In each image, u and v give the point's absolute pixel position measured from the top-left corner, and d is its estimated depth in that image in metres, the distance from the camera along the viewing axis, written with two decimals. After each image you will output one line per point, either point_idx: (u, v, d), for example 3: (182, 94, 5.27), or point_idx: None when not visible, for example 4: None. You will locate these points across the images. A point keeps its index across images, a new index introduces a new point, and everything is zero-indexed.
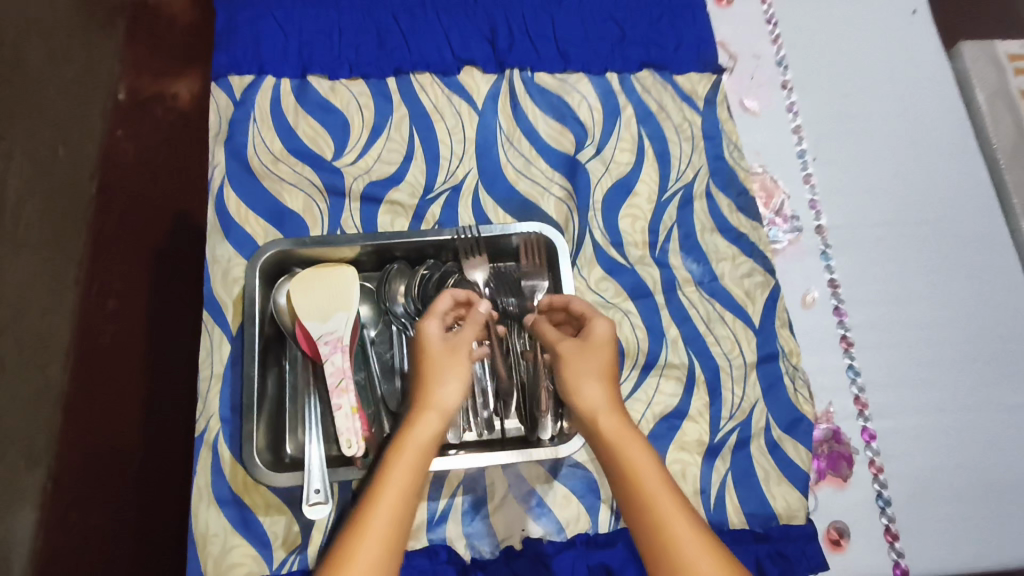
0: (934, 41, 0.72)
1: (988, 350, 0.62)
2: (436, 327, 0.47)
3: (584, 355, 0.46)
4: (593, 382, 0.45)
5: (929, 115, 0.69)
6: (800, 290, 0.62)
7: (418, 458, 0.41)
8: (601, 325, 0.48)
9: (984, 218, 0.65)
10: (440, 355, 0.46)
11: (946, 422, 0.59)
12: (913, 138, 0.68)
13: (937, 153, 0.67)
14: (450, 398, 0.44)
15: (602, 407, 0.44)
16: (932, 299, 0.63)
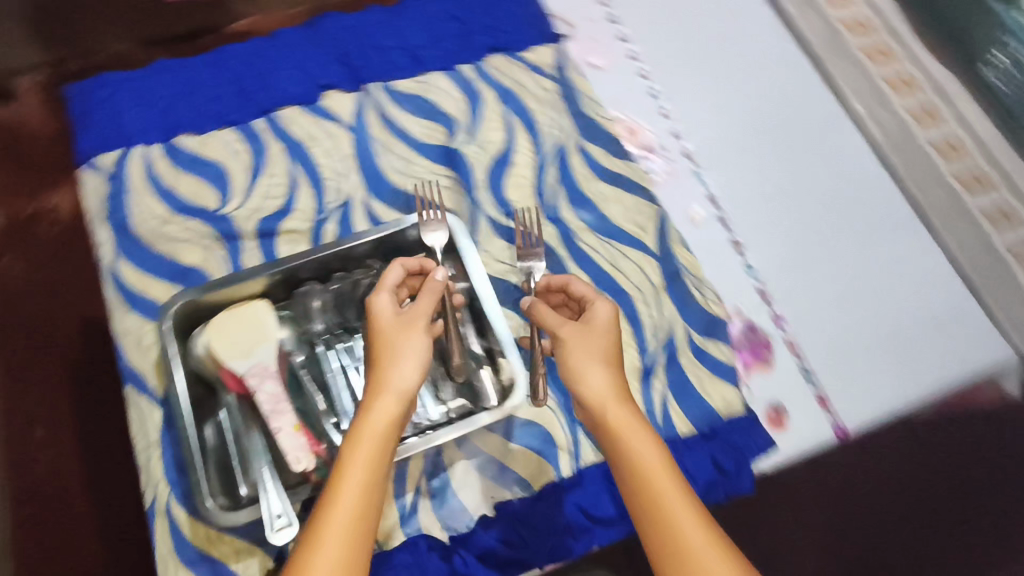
0: None
1: (858, 215, 0.68)
2: (387, 302, 0.47)
3: (590, 338, 0.46)
4: (601, 366, 0.44)
5: (750, 32, 0.76)
6: (685, 211, 0.67)
7: (375, 443, 0.41)
8: (603, 305, 0.48)
9: (822, 106, 0.73)
10: (393, 331, 0.46)
11: (838, 289, 0.65)
12: (743, 55, 0.75)
13: (766, 63, 0.75)
14: (406, 379, 0.44)
15: (609, 392, 0.43)
16: (800, 186, 0.69)
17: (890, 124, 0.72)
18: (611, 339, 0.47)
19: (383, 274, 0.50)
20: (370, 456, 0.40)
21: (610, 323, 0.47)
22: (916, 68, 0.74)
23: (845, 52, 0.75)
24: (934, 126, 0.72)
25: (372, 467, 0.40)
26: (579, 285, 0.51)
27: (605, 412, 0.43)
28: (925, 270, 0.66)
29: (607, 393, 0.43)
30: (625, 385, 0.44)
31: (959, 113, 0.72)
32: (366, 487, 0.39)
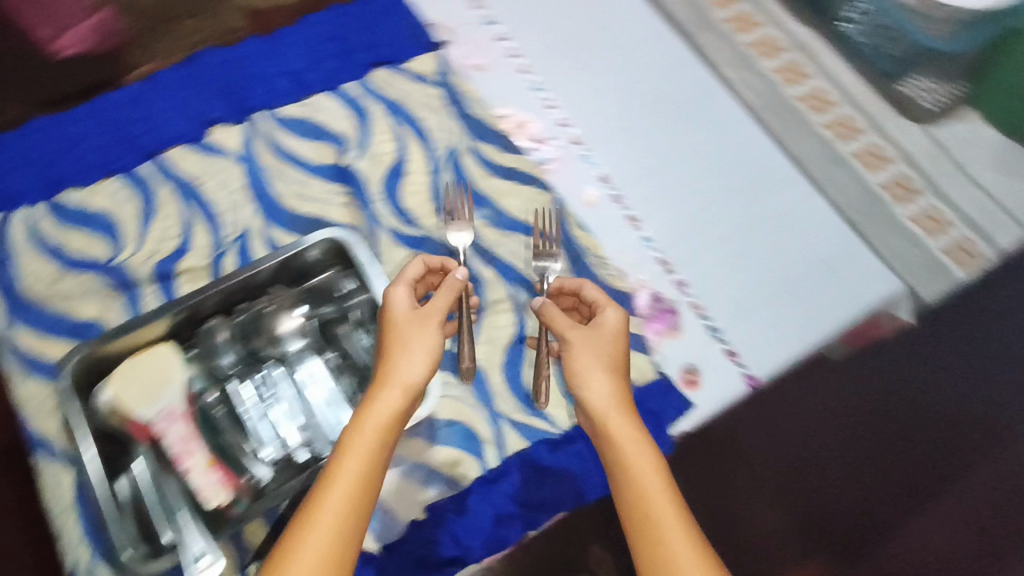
0: None
1: (742, 177, 0.72)
2: (406, 300, 0.54)
3: (596, 344, 0.54)
4: (604, 371, 0.52)
5: (621, 19, 0.80)
6: (580, 193, 0.69)
7: (380, 429, 0.47)
8: (610, 315, 0.55)
9: (695, 80, 0.77)
10: (406, 327, 0.52)
11: (732, 247, 0.68)
12: (617, 42, 0.79)
13: (640, 46, 0.79)
14: (413, 374, 0.50)
15: (607, 394, 0.51)
16: (685, 156, 0.73)
17: (761, 87, 0.77)
18: (615, 347, 0.54)
19: (403, 266, 0.56)
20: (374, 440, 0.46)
21: (614, 332, 0.55)
22: (781, 32, 0.79)
23: (711, 26, 0.80)
24: (801, 84, 0.76)
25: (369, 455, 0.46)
26: (590, 291, 0.58)
27: (603, 412, 0.51)
28: (809, 218, 0.70)
29: (606, 396, 0.51)
30: (622, 390, 0.52)
31: (825, 68, 0.78)
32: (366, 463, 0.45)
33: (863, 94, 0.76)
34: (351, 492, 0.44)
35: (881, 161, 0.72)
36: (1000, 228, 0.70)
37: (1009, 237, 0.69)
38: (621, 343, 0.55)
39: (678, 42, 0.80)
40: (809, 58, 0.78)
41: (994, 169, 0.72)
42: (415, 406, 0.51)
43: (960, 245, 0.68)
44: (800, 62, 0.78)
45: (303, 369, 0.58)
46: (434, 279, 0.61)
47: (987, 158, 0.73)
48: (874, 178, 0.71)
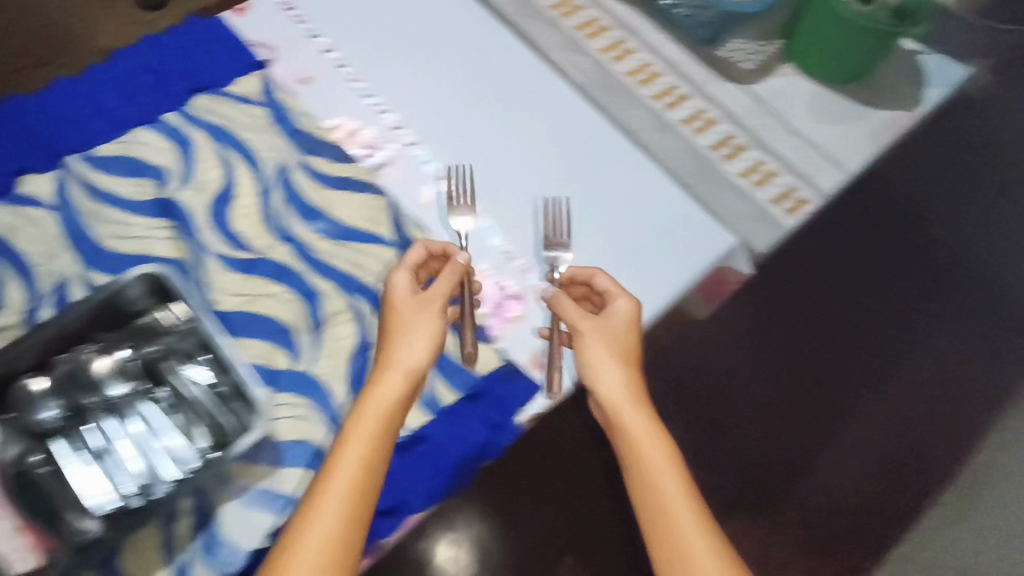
0: None
1: (577, 156, 0.73)
2: (407, 286, 0.58)
3: (610, 334, 0.58)
4: (616, 361, 0.57)
5: (447, 16, 0.80)
6: (416, 194, 0.69)
7: (383, 411, 0.52)
8: (622, 305, 0.59)
9: (525, 67, 0.78)
10: (406, 313, 0.57)
11: (572, 226, 0.69)
12: (444, 38, 0.79)
13: (468, 40, 0.79)
14: (409, 359, 0.55)
15: (619, 384, 0.56)
16: (520, 142, 0.73)
17: (588, 67, 0.78)
18: (628, 335, 0.58)
19: (407, 251, 0.62)
20: (382, 418, 0.52)
21: (626, 320, 0.59)
22: (604, 13, 0.82)
23: (535, 13, 0.81)
24: (627, 59, 0.79)
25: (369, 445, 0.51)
26: (603, 279, 0.61)
27: (617, 401, 0.55)
28: (644, 187, 0.72)
29: (621, 386, 0.56)
30: (632, 379, 0.57)
31: (647, 40, 0.80)
32: (374, 441, 0.51)
33: (685, 61, 0.79)
34: (359, 472, 0.49)
35: (706, 123, 0.75)
36: (822, 171, 0.74)
37: (831, 178, 0.73)
38: (630, 330, 0.59)
39: (505, 29, 0.80)
40: (631, 32, 0.81)
41: (810, 118, 0.77)
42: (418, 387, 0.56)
43: (786, 193, 0.72)
44: (623, 37, 0.80)
45: (138, 416, 0.56)
46: (436, 265, 0.65)
47: (802, 107, 0.77)
48: (701, 141, 0.74)
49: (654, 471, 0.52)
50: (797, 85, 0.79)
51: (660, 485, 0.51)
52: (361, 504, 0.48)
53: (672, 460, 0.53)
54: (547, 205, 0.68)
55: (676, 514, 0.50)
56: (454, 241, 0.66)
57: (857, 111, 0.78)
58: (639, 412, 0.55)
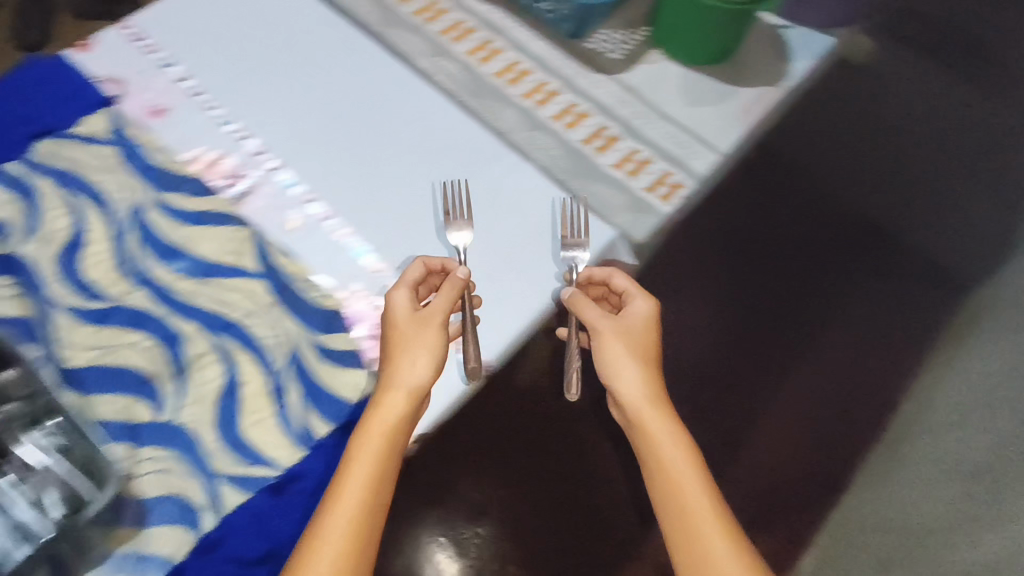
0: None
1: (450, 163, 0.71)
2: (405, 303, 0.60)
3: (627, 335, 0.65)
4: (633, 362, 0.64)
5: (308, 34, 0.78)
6: (280, 220, 0.66)
7: (386, 432, 0.55)
8: (639, 307, 0.67)
9: (391, 76, 0.76)
10: (407, 329, 0.58)
11: (447, 235, 0.67)
12: (306, 58, 0.77)
13: (331, 56, 0.77)
14: (413, 377, 0.56)
15: (636, 382, 0.63)
16: (390, 155, 0.71)
17: (457, 73, 0.77)
18: (647, 336, 0.66)
19: (407, 267, 0.63)
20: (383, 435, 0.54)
21: (643, 320, 0.67)
22: (470, 15, 0.80)
23: (398, 22, 0.80)
24: (497, 59, 0.78)
25: (377, 460, 0.54)
26: (624, 282, 0.68)
27: (635, 398, 0.63)
28: (518, 187, 0.70)
29: (639, 383, 0.63)
30: (650, 380, 0.64)
31: (514, 38, 0.79)
32: (381, 453, 0.54)
33: (554, 56, 0.78)
34: (366, 485, 0.53)
35: (578, 117, 0.75)
36: (697, 152, 0.74)
37: (706, 158, 0.73)
38: (648, 330, 0.66)
39: (369, 39, 0.78)
40: (497, 31, 0.79)
41: (681, 102, 0.77)
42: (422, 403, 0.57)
43: (661, 178, 0.72)
44: (491, 37, 0.79)
45: None
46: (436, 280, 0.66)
47: (672, 93, 0.78)
48: (574, 135, 0.74)
49: (666, 459, 0.60)
50: (667, 71, 0.80)
51: (681, 488, 0.59)
52: (370, 512, 0.52)
53: (687, 456, 0.60)
54: (446, 187, 0.69)
55: (689, 507, 0.58)
56: (453, 257, 0.66)
57: (726, 91, 0.79)
58: (656, 409, 0.63)
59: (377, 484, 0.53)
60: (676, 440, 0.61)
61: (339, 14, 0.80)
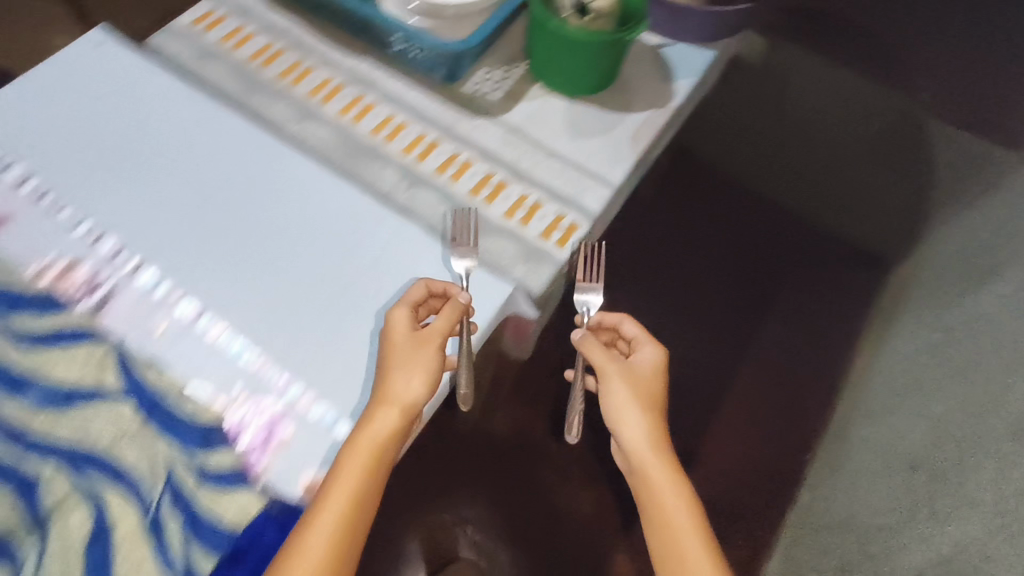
0: (127, 54, 0.75)
1: (329, 234, 0.66)
2: (405, 323, 0.59)
3: (634, 381, 0.61)
4: (641, 410, 0.60)
5: (163, 112, 0.72)
6: (146, 329, 0.60)
7: (377, 447, 0.54)
8: (646, 356, 0.64)
9: (257, 148, 0.70)
10: (404, 346, 0.58)
11: (333, 314, 0.62)
12: (164, 138, 0.70)
13: (191, 133, 0.71)
14: (405, 393, 0.56)
15: (641, 434, 0.60)
16: (263, 234, 0.66)
17: (330, 136, 0.72)
18: (650, 386, 0.62)
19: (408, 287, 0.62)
20: (364, 465, 0.54)
21: (650, 368, 0.63)
22: (337, 71, 0.76)
23: (260, 86, 0.74)
24: (370, 115, 0.73)
25: (365, 474, 0.54)
26: (631, 327, 0.66)
27: (641, 450, 0.59)
28: (406, 252, 0.66)
29: (644, 431, 0.60)
30: (654, 426, 0.61)
31: (386, 90, 0.75)
32: (359, 485, 0.53)
33: (431, 105, 0.75)
34: (349, 501, 0.53)
35: (462, 167, 0.71)
36: (591, 188, 0.71)
37: (599, 193, 0.71)
38: (656, 377, 0.63)
39: (231, 107, 0.72)
40: (368, 84, 0.75)
41: (568, 136, 0.75)
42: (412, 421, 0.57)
43: (555, 222, 0.69)
44: (361, 92, 0.75)
45: None
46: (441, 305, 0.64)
47: (557, 126, 0.75)
48: (460, 187, 0.70)
49: (666, 504, 0.58)
50: (550, 105, 0.77)
51: (679, 537, 0.56)
52: (343, 542, 0.52)
53: (687, 501, 0.58)
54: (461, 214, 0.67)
55: (686, 556, 0.55)
56: (457, 281, 0.64)
57: (614, 119, 0.77)
58: (661, 463, 0.59)
59: (361, 497, 0.53)
60: (680, 498, 0.58)
61: (196, 86, 0.74)
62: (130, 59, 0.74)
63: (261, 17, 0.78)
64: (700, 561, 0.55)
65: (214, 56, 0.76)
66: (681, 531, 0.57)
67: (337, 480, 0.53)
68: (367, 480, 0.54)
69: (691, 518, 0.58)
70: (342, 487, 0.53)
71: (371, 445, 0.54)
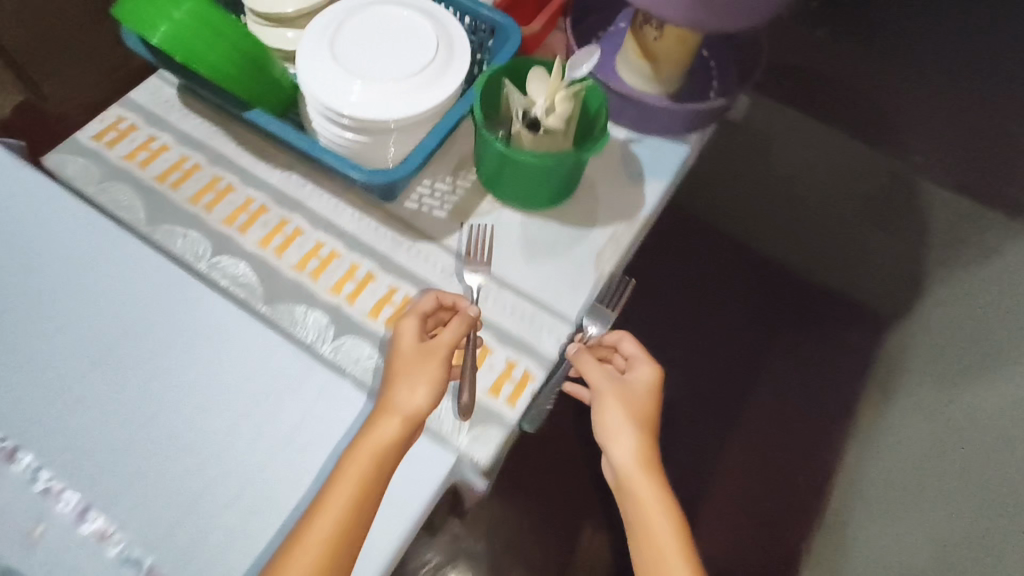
0: (18, 167, 0.64)
1: (247, 401, 0.58)
2: (413, 330, 0.57)
3: (629, 402, 0.55)
4: (634, 431, 0.54)
5: (55, 241, 0.61)
6: (17, 533, 0.50)
7: (378, 455, 0.51)
8: (641, 375, 0.57)
9: (166, 289, 0.61)
10: (410, 354, 0.56)
11: (247, 505, 0.54)
12: (56, 276, 0.60)
13: (89, 268, 0.60)
14: (408, 401, 0.53)
15: (634, 459, 0.54)
16: (169, 403, 0.56)
17: (249, 277, 0.62)
18: (645, 406, 0.56)
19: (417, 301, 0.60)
20: (364, 471, 0.50)
21: (646, 389, 0.57)
22: (259, 190, 0.66)
23: (169, 212, 0.64)
24: (294, 246, 0.64)
25: (365, 478, 0.50)
26: (628, 343, 0.60)
27: (631, 475, 0.53)
28: (334, 420, 0.58)
29: (637, 456, 0.54)
30: (649, 452, 0.54)
31: (314, 211, 0.66)
32: (358, 493, 0.49)
33: (366, 229, 0.66)
34: (346, 506, 0.48)
35: (399, 307, 0.62)
36: (548, 328, 0.63)
37: (556, 334, 0.63)
38: (650, 398, 0.57)
39: (136, 238, 0.62)
40: (295, 206, 0.66)
41: (523, 262, 0.66)
42: (416, 431, 0.54)
43: (506, 371, 0.60)
44: (286, 217, 0.65)
45: None
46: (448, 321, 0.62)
47: (511, 249, 0.66)
48: None
49: (658, 541, 0.51)
50: (503, 221, 0.68)
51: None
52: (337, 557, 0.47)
53: (682, 545, 0.51)
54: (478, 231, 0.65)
55: None
56: (468, 295, 0.63)
57: (574, 237, 0.68)
58: (654, 492, 0.53)
59: (358, 504, 0.49)
60: (675, 532, 0.51)
61: (98, 211, 0.64)
62: (24, 175, 0.64)
63: (178, 125, 0.69)
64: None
65: (117, 175, 0.66)
66: (674, 560, 0.50)
67: (333, 490, 0.49)
68: (367, 485, 0.50)
69: (683, 553, 0.50)
70: (338, 491, 0.49)
71: (372, 453, 0.51)
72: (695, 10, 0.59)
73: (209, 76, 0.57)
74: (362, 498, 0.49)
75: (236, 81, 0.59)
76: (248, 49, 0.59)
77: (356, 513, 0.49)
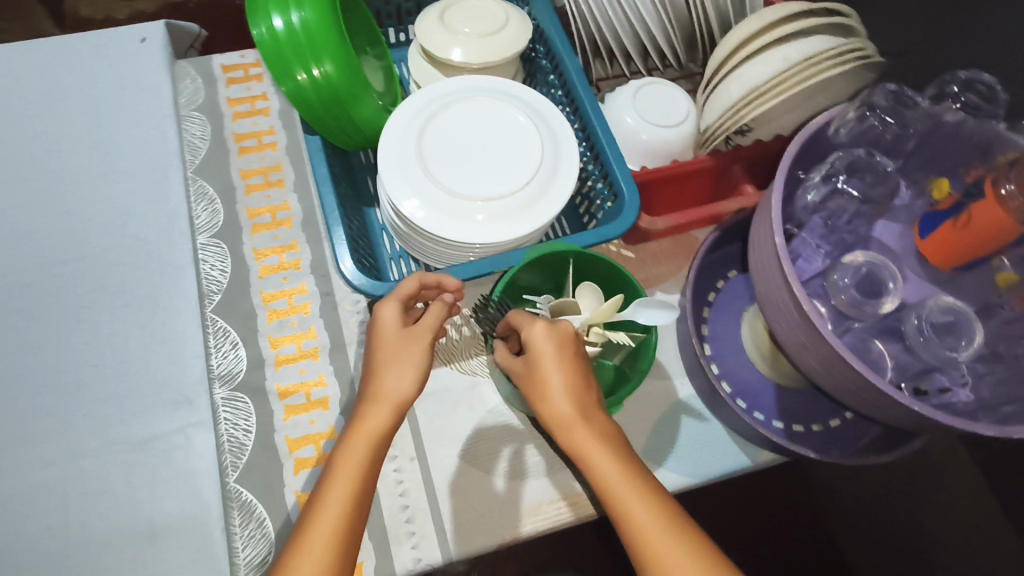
0: (161, 65, 0.67)
1: (126, 385, 0.55)
2: (394, 312, 0.46)
3: (538, 370, 0.42)
4: (556, 385, 0.42)
5: (124, 139, 0.63)
6: None
7: (368, 452, 0.41)
8: (537, 330, 0.43)
9: (158, 239, 0.60)
10: (396, 343, 0.45)
11: (50, 477, 0.52)
12: (101, 174, 0.62)
13: (124, 183, 0.62)
14: (396, 387, 0.43)
15: (558, 395, 0.42)
16: (75, 340, 0.56)
17: (221, 275, 0.59)
18: (560, 360, 0.42)
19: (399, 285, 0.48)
20: (359, 462, 0.41)
21: (551, 346, 0.43)
22: (299, 204, 0.63)
23: (218, 173, 0.64)
24: (278, 275, 0.60)
25: (364, 472, 0.41)
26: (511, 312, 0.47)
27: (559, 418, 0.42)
28: (175, 462, 0.53)
29: (567, 403, 0.41)
30: (585, 390, 0.42)
31: (322, 255, 0.61)
32: (356, 493, 0.40)
33: (351, 306, 0.59)
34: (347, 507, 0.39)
35: (309, 404, 0.55)
36: (416, 540, 0.51)
37: (419, 552, 0.51)
38: (561, 352, 0.43)
39: (177, 179, 0.62)
40: (313, 238, 0.62)
41: (457, 450, 0.55)
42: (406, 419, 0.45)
43: None
44: (299, 244, 0.61)
45: None
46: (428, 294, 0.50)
47: (459, 426, 0.56)
48: (285, 428, 0.54)
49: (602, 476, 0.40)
50: (476, 396, 0.57)
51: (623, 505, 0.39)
52: (349, 554, 0.39)
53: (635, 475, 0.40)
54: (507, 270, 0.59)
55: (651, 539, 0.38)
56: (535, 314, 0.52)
57: (535, 466, 0.55)
58: (593, 435, 0.41)
59: (357, 502, 0.40)
60: (623, 465, 0.40)
61: (174, 134, 0.64)
62: (156, 68, 0.66)
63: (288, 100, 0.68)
64: (675, 546, 0.37)
65: (208, 113, 0.66)
66: (631, 509, 0.38)
67: (328, 495, 0.40)
68: (366, 479, 0.41)
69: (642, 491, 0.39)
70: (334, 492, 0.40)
71: (367, 438, 0.42)
72: (809, 354, 0.40)
73: (284, 91, 0.53)
74: (364, 498, 0.40)
75: (310, 109, 0.54)
76: (336, 92, 0.53)
77: (360, 514, 0.40)
